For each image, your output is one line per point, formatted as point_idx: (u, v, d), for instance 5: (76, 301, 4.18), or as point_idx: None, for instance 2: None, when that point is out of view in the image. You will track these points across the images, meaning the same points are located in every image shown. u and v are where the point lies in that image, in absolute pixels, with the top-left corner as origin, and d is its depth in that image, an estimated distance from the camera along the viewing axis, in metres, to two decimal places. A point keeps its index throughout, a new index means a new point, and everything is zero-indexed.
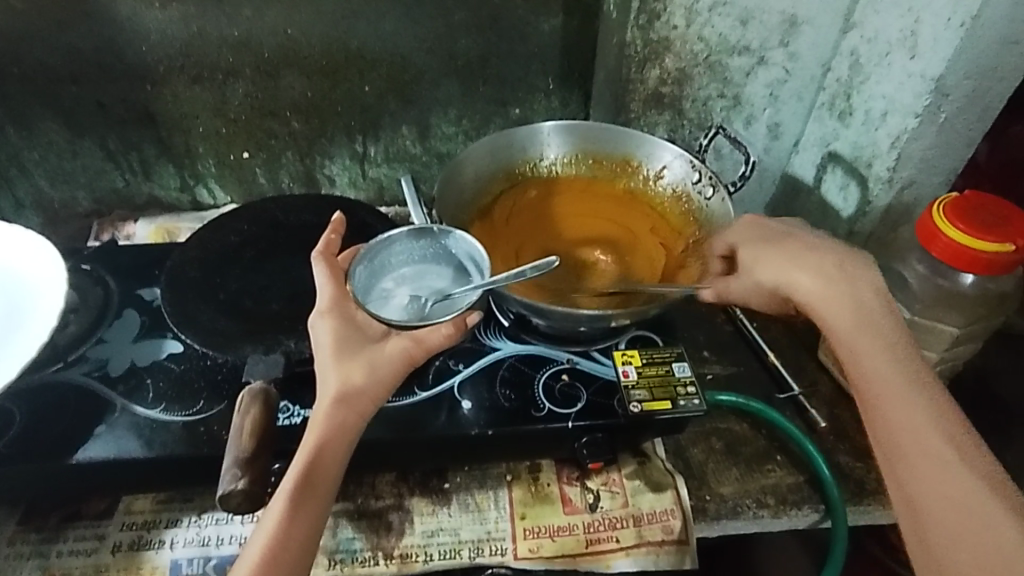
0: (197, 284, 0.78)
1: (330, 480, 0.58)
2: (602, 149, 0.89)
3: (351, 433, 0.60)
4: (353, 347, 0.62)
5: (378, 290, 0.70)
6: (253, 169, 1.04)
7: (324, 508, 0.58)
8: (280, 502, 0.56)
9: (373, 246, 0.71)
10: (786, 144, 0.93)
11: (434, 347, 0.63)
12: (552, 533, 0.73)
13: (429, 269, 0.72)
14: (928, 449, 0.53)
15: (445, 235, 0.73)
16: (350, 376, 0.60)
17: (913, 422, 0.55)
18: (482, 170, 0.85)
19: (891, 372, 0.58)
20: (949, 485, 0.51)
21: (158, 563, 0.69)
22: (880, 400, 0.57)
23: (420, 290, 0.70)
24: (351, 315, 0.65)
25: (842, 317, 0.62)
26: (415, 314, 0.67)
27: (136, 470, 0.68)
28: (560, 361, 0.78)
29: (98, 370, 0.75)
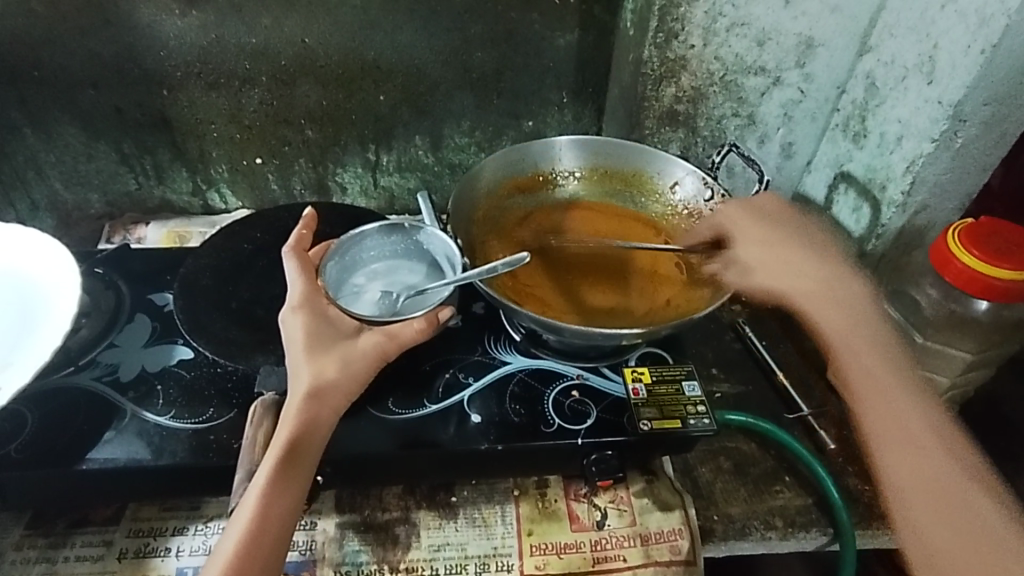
0: (209, 292, 0.78)
1: (305, 475, 0.58)
2: (614, 163, 0.89)
3: (323, 427, 0.59)
4: (326, 342, 0.63)
5: (349, 285, 0.72)
6: (265, 175, 1.04)
7: (299, 502, 0.58)
8: (256, 497, 0.56)
9: (345, 242, 0.74)
10: (799, 163, 0.93)
11: (407, 342, 0.65)
12: (558, 550, 0.73)
13: (401, 265, 0.75)
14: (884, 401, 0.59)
15: (417, 231, 0.76)
16: (324, 371, 0.61)
17: (869, 372, 0.61)
18: (496, 184, 0.86)
19: (856, 339, 0.63)
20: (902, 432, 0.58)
21: (164, 571, 0.69)
22: (875, 388, 0.60)
23: (392, 286, 0.73)
24: (323, 309, 0.65)
25: (828, 312, 0.65)
26: (387, 308, 0.69)
27: (144, 476, 0.68)
28: (570, 376, 0.78)
29: (110, 375, 0.75)
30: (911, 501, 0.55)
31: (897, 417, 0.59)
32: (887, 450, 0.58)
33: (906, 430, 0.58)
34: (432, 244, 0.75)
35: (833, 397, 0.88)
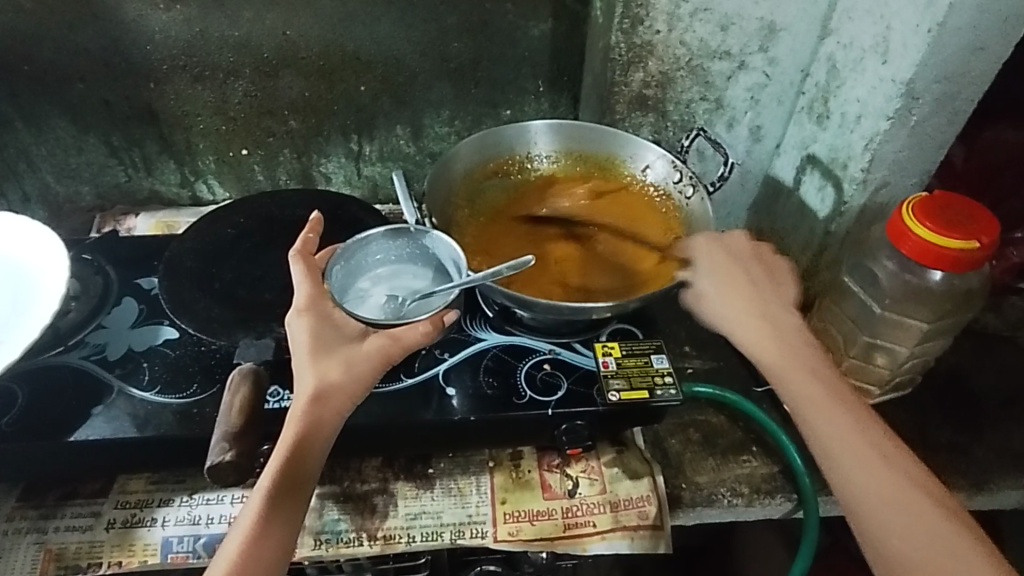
0: (193, 274, 0.81)
1: (308, 479, 0.60)
2: (587, 146, 0.91)
3: (327, 430, 0.61)
4: (330, 344, 0.64)
5: (354, 288, 0.74)
6: (251, 166, 1.07)
7: (303, 507, 0.59)
8: (257, 503, 0.58)
9: (351, 246, 0.76)
10: (768, 146, 0.98)
11: (411, 344, 0.66)
12: (531, 518, 0.75)
13: (405, 270, 0.78)
14: (850, 448, 0.59)
15: (422, 235, 0.78)
16: (328, 373, 0.62)
17: (813, 394, 0.63)
18: (472, 167, 0.88)
19: (816, 393, 0.63)
20: (881, 486, 0.57)
21: (150, 540, 0.72)
22: (815, 412, 0.62)
23: (397, 290, 0.75)
24: (328, 313, 0.66)
25: (770, 346, 0.67)
26: (392, 312, 0.71)
27: (130, 448, 0.71)
28: (542, 352, 0.81)
29: (97, 355, 0.78)
30: (878, 523, 0.56)
31: (852, 437, 0.60)
32: (852, 472, 0.58)
33: (850, 446, 0.59)
34: (436, 248, 0.78)
35: None
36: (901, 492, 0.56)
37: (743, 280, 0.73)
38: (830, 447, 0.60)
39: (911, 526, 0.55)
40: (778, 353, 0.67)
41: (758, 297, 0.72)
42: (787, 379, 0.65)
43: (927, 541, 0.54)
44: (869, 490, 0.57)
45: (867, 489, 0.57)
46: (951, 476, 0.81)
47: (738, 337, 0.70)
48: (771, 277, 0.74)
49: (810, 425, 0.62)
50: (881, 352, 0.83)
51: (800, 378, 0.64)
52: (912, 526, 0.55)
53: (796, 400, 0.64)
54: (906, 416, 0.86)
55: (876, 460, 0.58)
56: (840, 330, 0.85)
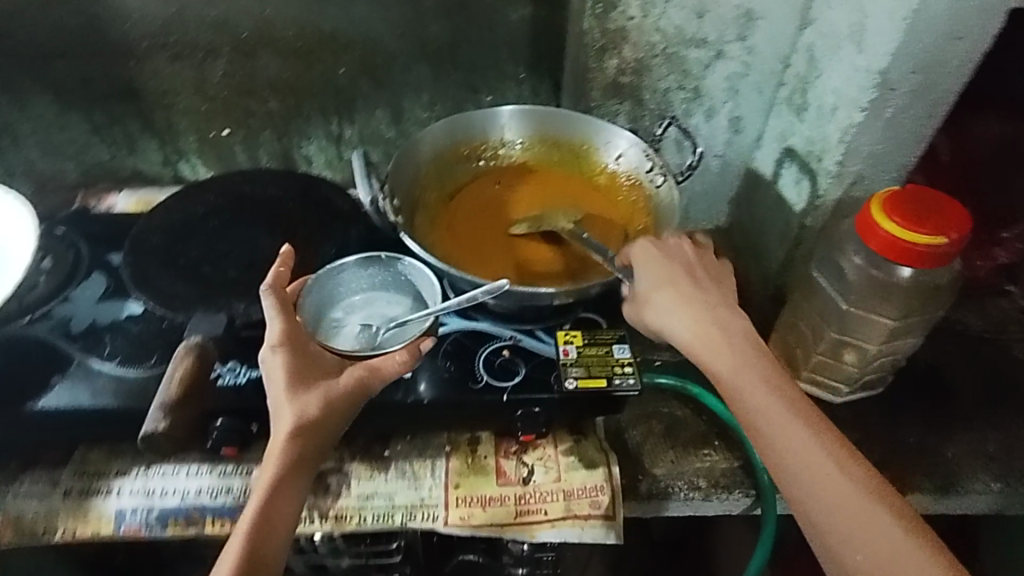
0: (159, 250, 0.81)
1: (286, 513, 0.62)
2: (560, 133, 0.90)
3: (304, 465, 0.63)
4: (308, 380, 0.65)
5: (329, 319, 0.76)
6: (232, 146, 1.08)
7: (285, 541, 0.61)
8: (239, 543, 0.59)
9: (322, 276, 0.78)
10: (749, 138, 0.94)
11: (390, 374, 0.68)
12: (483, 503, 0.75)
13: (379, 297, 0.80)
14: (811, 463, 0.58)
15: (394, 261, 0.81)
16: (306, 408, 0.63)
17: (772, 410, 0.61)
18: (441, 146, 0.87)
19: (775, 406, 0.61)
20: (837, 491, 0.57)
21: (104, 511, 0.73)
22: (776, 433, 0.60)
23: (372, 318, 0.77)
24: (304, 346, 0.67)
25: (724, 359, 0.65)
26: (368, 341, 0.74)
27: (86, 420, 0.72)
28: (502, 337, 0.80)
29: (62, 327, 0.78)
30: (836, 542, 0.55)
31: (813, 454, 0.58)
32: (808, 489, 0.57)
33: (807, 462, 0.58)
34: (410, 275, 0.80)
35: None
36: (855, 500, 0.56)
37: (690, 288, 0.70)
38: (796, 460, 0.58)
39: (862, 537, 0.55)
40: (738, 366, 0.64)
41: (707, 302, 0.69)
42: (745, 396, 0.63)
43: (887, 553, 0.53)
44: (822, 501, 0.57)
45: (823, 507, 0.56)
46: (918, 476, 0.80)
47: (691, 347, 0.67)
48: (711, 282, 0.72)
49: (766, 440, 0.60)
50: (849, 350, 0.81)
51: (759, 394, 0.62)
52: (868, 538, 0.54)
53: (751, 421, 0.62)
54: (877, 413, 0.85)
55: (832, 472, 0.57)
56: (808, 325, 0.83)
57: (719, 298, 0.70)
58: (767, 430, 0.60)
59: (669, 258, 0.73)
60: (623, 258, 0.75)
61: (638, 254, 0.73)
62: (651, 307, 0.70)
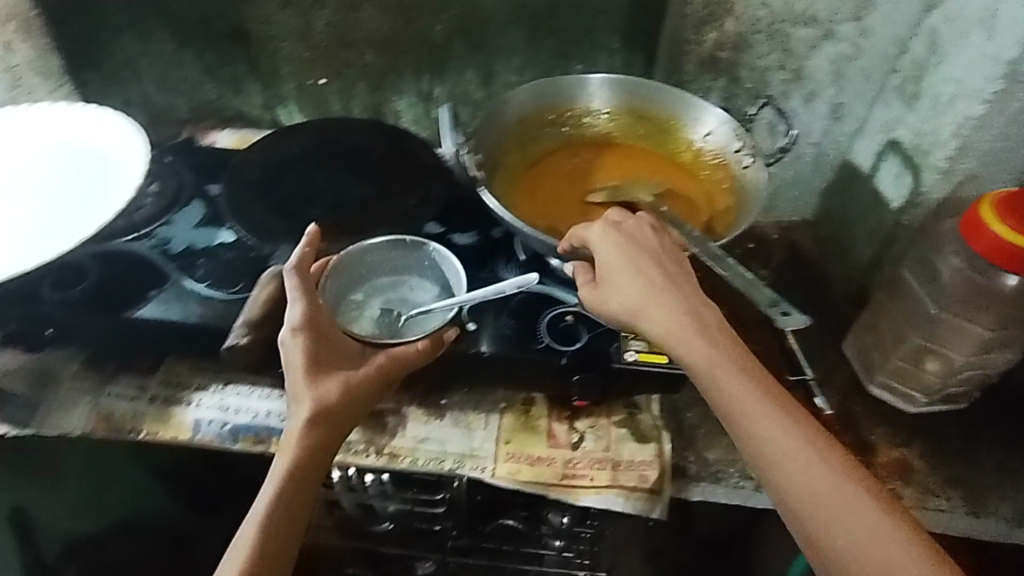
0: (255, 185, 0.86)
1: (305, 495, 0.62)
2: (648, 105, 0.88)
3: (324, 450, 0.64)
4: (328, 365, 0.67)
5: (349, 300, 0.77)
6: (328, 96, 1.12)
7: (302, 522, 0.62)
8: (258, 525, 0.60)
9: (346, 257, 0.78)
10: (849, 127, 0.91)
11: (410, 364, 0.70)
12: (531, 461, 0.76)
13: (401, 281, 0.80)
14: (792, 452, 0.55)
15: (420, 246, 0.80)
16: (327, 393, 0.65)
17: (749, 400, 0.57)
18: (526, 110, 0.88)
19: (752, 396, 0.57)
20: (827, 488, 0.54)
21: (184, 418, 0.79)
22: (754, 422, 0.56)
23: (393, 302, 0.78)
24: (326, 333, 0.68)
25: (700, 350, 0.60)
26: (388, 327, 0.75)
27: (176, 333, 0.78)
28: (568, 303, 0.80)
29: (161, 246, 0.85)
30: (820, 530, 0.53)
31: (793, 445, 0.55)
32: (790, 479, 0.54)
33: (789, 450, 0.55)
34: (435, 262, 0.80)
35: (845, 366, 0.86)
36: (838, 489, 0.53)
37: (654, 270, 0.64)
38: (776, 452, 0.55)
39: (847, 526, 0.52)
40: (712, 358, 0.59)
41: (674, 288, 0.63)
42: (722, 388, 0.58)
43: (874, 542, 0.51)
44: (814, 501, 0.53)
45: (807, 497, 0.54)
46: (993, 501, 0.75)
47: (664, 340, 0.62)
48: (671, 262, 0.65)
49: (744, 432, 0.57)
50: (932, 357, 0.77)
51: (736, 382, 0.58)
52: (854, 529, 0.52)
53: (729, 413, 0.58)
54: (954, 430, 0.80)
55: (814, 460, 0.54)
56: (890, 328, 0.80)
57: (686, 282, 0.64)
58: (747, 427, 0.57)
59: (635, 240, 0.66)
60: (575, 237, 0.69)
61: (604, 239, 0.66)
62: (619, 295, 0.64)
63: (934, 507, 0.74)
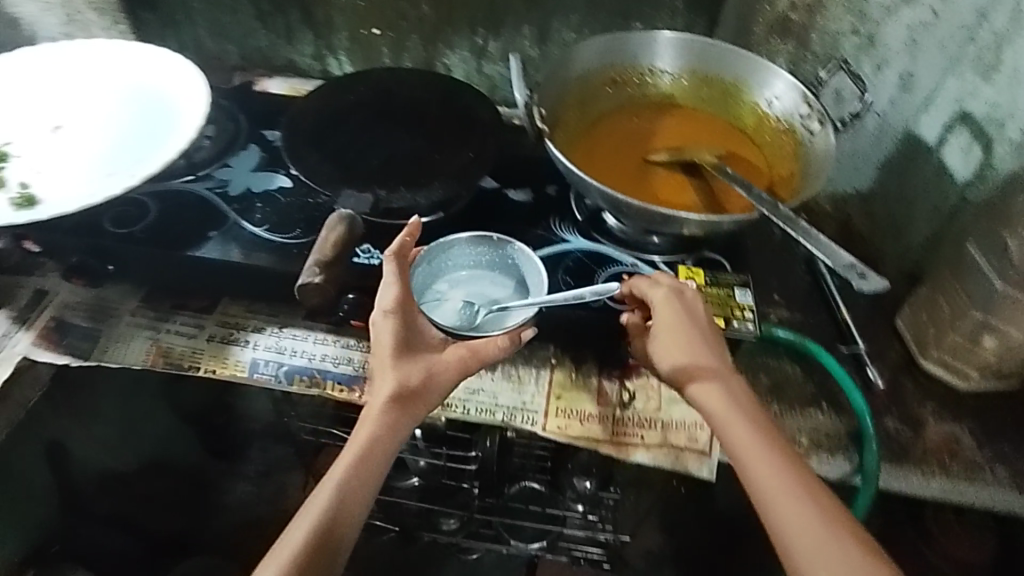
0: (313, 130, 0.85)
1: (373, 477, 0.62)
2: (714, 68, 0.87)
3: (397, 433, 0.63)
4: (411, 350, 0.66)
5: (432, 290, 0.77)
6: (380, 48, 1.11)
7: (365, 506, 0.61)
8: (323, 504, 0.60)
9: (433, 249, 0.77)
10: (917, 99, 0.87)
11: (489, 358, 0.68)
12: (581, 418, 0.77)
13: (483, 277, 0.79)
14: (790, 501, 0.56)
15: (504, 244, 0.78)
16: (407, 378, 0.64)
17: (755, 450, 0.59)
18: (591, 66, 0.86)
19: (758, 445, 0.60)
20: (820, 543, 0.55)
21: (240, 358, 0.80)
22: (758, 468, 0.58)
23: (474, 297, 0.77)
24: (414, 319, 0.68)
25: (717, 400, 0.63)
26: (467, 321, 0.74)
27: (235, 273, 0.79)
28: (623, 263, 0.81)
29: (219, 189, 0.85)
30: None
31: (792, 495, 0.57)
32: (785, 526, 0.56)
33: (787, 500, 0.57)
34: (517, 261, 0.78)
35: (896, 341, 0.85)
36: (831, 542, 0.54)
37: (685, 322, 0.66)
38: (774, 498, 0.57)
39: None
40: (731, 406, 0.62)
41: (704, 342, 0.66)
42: (732, 436, 0.61)
43: None
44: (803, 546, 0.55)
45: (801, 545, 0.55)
46: None
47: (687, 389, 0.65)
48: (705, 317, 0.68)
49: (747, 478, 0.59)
50: (991, 335, 0.74)
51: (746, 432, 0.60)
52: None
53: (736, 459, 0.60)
54: (1004, 409, 0.80)
55: (810, 512, 0.56)
56: (949, 302, 0.77)
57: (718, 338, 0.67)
58: (748, 467, 0.59)
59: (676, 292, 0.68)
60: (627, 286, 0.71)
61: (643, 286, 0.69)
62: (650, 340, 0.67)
63: (980, 481, 0.74)
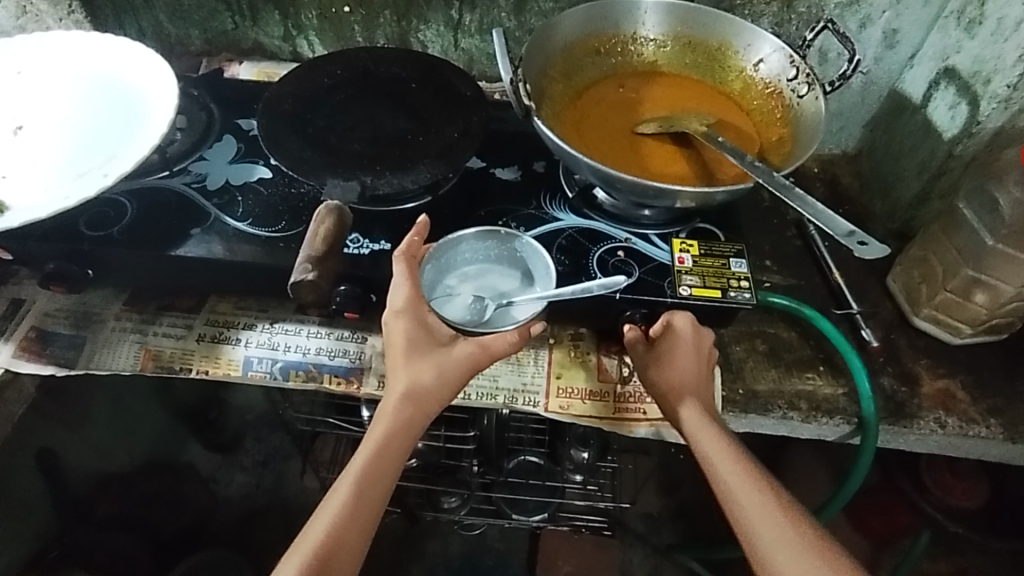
0: (289, 116, 0.81)
1: (388, 474, 0.65)
2: (699, 32, 0.86)
3: (411, 429, 0.66)
4: (423, 348, 0.68)
5: (443, 286, 0.76)
6: (351, 26, 1.07)
7: (379, 503, 0.63)
8: (340, 502, 0.62)
9: (442, 246, 0.76)
10: (901, 55, 0.89)
11: (499, 352, 0.67)
12: (582, 396, 0.77)
13: (493, 270, 0.78)
14: (754, 496, 0.60)
15: (512, 238, 0.77)
16: (420, 377, 0.66)
17: (720, 452, 0.63)
18: (575, 35, 0.84)
19: (724, 447, 0.64)
20: (781, 532, 0.57)
21: (233, 357, 0.78)
22: (725, 468, 0.62)
23: (484, 290, 0.76)
24: (423, 317, 0.68)
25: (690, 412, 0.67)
26: (476, 315, 0.73)
27: (221, 270, 0.76)
28: (617, 239, 0.80)
29: (198, 183, 0.82)
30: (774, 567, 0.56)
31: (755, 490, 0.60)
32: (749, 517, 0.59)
33: (751, 494, 0.60)
34: (526, 253, 0.77)
35: (887, 300, 0.86)
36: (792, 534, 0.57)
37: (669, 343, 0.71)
38: (738, 492, 0.60)
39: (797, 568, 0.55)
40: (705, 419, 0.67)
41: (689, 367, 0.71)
42: (700, 440, 0.65)
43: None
44: (773, 547, 0.57)
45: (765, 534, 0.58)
46: None
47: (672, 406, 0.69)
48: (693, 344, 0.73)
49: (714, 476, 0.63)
50: (981, 290, 0.74)
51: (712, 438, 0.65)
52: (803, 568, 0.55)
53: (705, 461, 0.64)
54: (993, 361, 0.82)
55: (772, 505, 0.59)
56: (941, 260, 0.77)
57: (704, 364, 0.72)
58: (716, 467, 0.63)
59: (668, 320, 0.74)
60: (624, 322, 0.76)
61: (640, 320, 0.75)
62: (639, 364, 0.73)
63: (976, 433, 0.76)
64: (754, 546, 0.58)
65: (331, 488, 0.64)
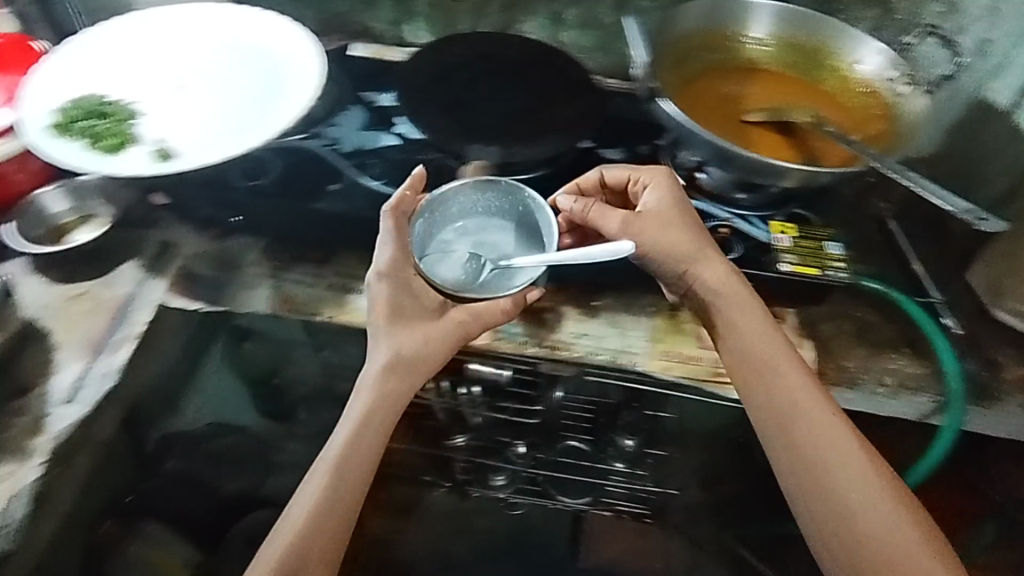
0: (422, 88, 0.88)
1: (373, 446, 0.68)
2: (810, 33, 0.92)
3: (395, 404, 0.70)
4: (408, 321, 0.72)
5: (440, 243, 0.80)
6: (460, 15, 1.15)
7: (365, 476, 0.67)
8: (326, 473, 0.66)
9: (436, 199, 0.79)
10: (992, 63, 0.94)
11: (490, 322, 0.73)
12: (683, 359, 0.83)
13: (490, 224, 0.82)
14: (797, 389, 0.70)
15: (514, 193, 0.80)
16: (402, 350, 0.70)
17: (763, 344, 0.73)
18: (694, 27, 0.92)
19: (766, 341, 0.73)
20: (821, 422, 0.69)
21: (358, 305, 0.84)
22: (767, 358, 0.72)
23: (480, 248, 0.80)
24: (409, 282, 0.73)
25: (731, 303, 0.75)
26: (473, 275, 0.77)
27: (359, 224, 0.84)
28: (719, 217, 0.87)
29: (332, 146, 0.89)
30: (813, 448, 0.68)
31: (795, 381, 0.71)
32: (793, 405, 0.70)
33: (795, 388, 0.70)
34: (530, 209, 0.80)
35: (968, 294, 0.91)
36: (829, 423, 0.69)
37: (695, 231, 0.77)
38: (785, 388, 0.71)
39: (830, 449, 0.68)
40: (741, 306, 0.75)
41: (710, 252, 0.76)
42: (741, 330, 0.74)
43: (850, 464, 0.67)
44: (814, 434, 0.69)
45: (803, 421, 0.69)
46: None
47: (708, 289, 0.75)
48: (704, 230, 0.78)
49: (756, 364, 0.72)
50: None
51: (756, 329, 0.73)
52: (837, 451, 0.68)
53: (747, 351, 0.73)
54: None
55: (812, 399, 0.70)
56: None
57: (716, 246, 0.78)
58: (761, 357, 0.72)
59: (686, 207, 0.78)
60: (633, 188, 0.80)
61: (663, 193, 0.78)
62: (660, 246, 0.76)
63: None
64: (793, 429, 0.69)
65: (318, 460, 0.68)
